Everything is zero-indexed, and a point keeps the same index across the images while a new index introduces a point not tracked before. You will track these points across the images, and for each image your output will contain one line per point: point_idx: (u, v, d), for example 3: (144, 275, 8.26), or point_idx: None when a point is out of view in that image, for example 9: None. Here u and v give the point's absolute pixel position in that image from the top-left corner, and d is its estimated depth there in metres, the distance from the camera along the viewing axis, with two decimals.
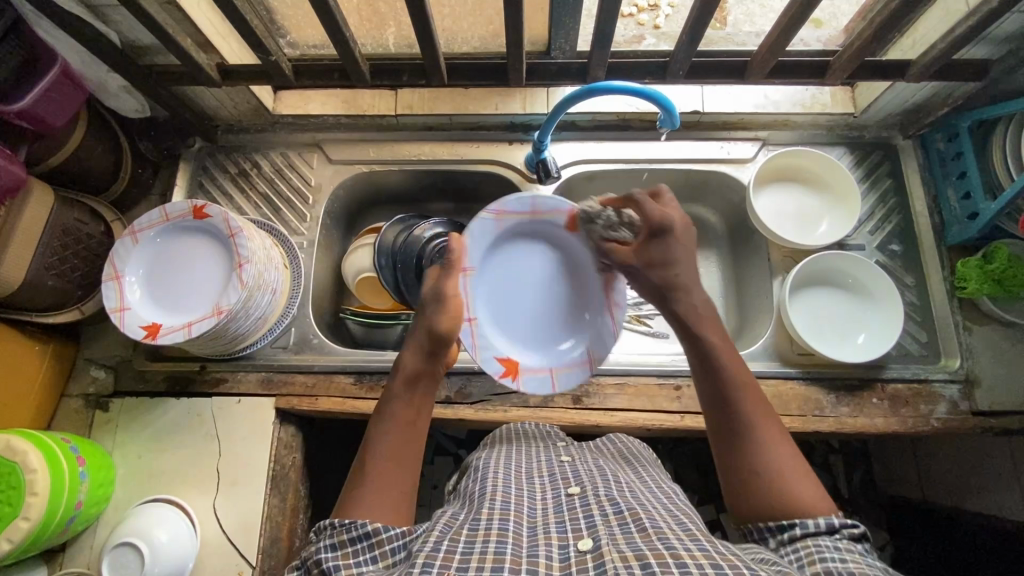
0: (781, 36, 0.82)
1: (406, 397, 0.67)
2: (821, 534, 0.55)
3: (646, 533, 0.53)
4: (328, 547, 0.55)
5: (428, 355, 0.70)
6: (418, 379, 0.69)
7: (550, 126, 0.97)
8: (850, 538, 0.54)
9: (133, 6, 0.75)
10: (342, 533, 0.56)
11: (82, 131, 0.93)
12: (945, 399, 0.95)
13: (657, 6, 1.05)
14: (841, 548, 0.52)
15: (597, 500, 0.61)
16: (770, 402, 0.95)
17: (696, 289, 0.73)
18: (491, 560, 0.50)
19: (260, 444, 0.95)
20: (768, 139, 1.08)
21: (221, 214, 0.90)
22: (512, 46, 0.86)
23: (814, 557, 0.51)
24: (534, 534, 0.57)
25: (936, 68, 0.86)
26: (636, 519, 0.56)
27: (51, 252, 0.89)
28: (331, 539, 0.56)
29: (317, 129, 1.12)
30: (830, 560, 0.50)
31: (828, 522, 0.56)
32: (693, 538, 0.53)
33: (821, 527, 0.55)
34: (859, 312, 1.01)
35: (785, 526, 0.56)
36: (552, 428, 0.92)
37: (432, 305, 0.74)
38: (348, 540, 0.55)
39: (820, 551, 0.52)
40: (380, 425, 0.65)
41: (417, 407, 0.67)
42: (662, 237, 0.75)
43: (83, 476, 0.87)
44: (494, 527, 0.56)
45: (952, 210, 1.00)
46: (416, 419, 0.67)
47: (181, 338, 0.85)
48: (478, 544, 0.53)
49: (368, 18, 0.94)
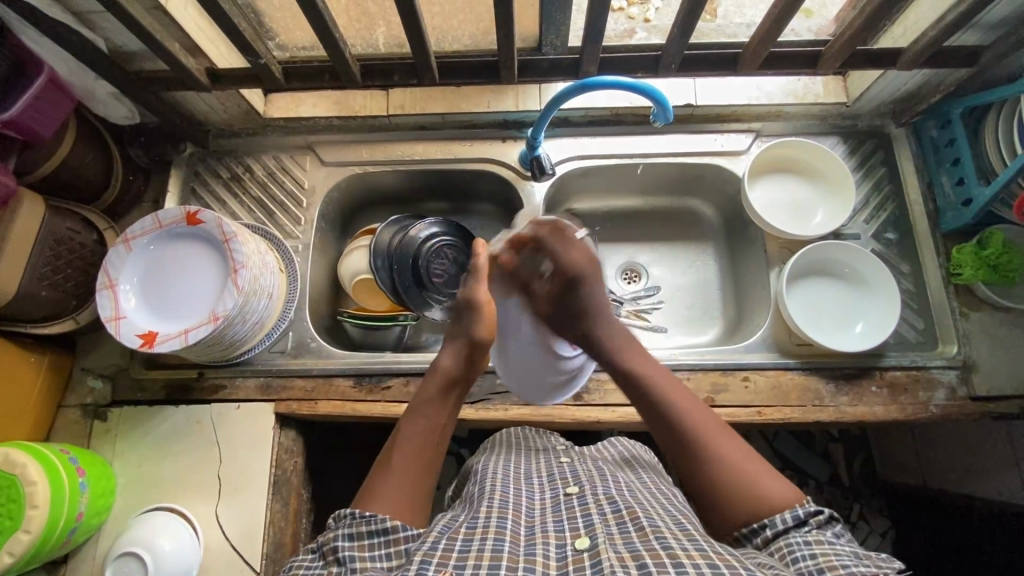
0: (775, 25, 0.81)
1: (437, 399, 0.72)
2: (791, 529, 0.56)
3: (644, 533, 0.53)
4: (346, 536, 0.57)
5: (464, 363, 0.76)
6: (453, 385, 0.74)
7: (544, 121, 0.97)
8: (817, 526, 0.56)
9: (118, 11, 0.74)
10: (360, 525, 0.57)
11: (71, 139, 0.92)
12: (944, 385, 0.95)
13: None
14: (809, 540, 0.53)
15: (595, 500, 0.62)
16: (770, 393, 0.95)
17: (603, 319, 0.84)
18: (488, 559, 0.50)
19: (260, 449, 0.95)
20: (761, 130, 1.08)
21: (215, 219, 0.90)
22: (505, 44, 0.85)
23: (786, 556, 0.53)
24: (532, 533, 0.57)
25: (928, 55, 0.86)
26: (633, 517, 0.56)
27: (44, 261, 0.88)
28: (349, 529, 0.57)
29: (309, 131, 1.11)
30: (800, 555, 0.52)
31: (795, 509, 0.57)
32: (690, 537, 0.53)
33: (789, 522, 0.56)
34: (856, 300, 1.01)
35: (756, 527, 0.58)
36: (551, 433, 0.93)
37: (467, 314, 0.81)
38: (366, 533, 0.57)
39: (790, 548, 0.53)
40: (409, 424, 0.69)
41: (448, 410, 0.72)
42: (574, 283, 0.86)
43: (84, 485, 0.86)
44: (491, 525, 0.56)
45: (946, 196, 1.00)
46: (448, 423, 0.71)
47: (178, 345, 0.85)
48: (474, 542, 0.53)
49: (357, 18, 0.93)
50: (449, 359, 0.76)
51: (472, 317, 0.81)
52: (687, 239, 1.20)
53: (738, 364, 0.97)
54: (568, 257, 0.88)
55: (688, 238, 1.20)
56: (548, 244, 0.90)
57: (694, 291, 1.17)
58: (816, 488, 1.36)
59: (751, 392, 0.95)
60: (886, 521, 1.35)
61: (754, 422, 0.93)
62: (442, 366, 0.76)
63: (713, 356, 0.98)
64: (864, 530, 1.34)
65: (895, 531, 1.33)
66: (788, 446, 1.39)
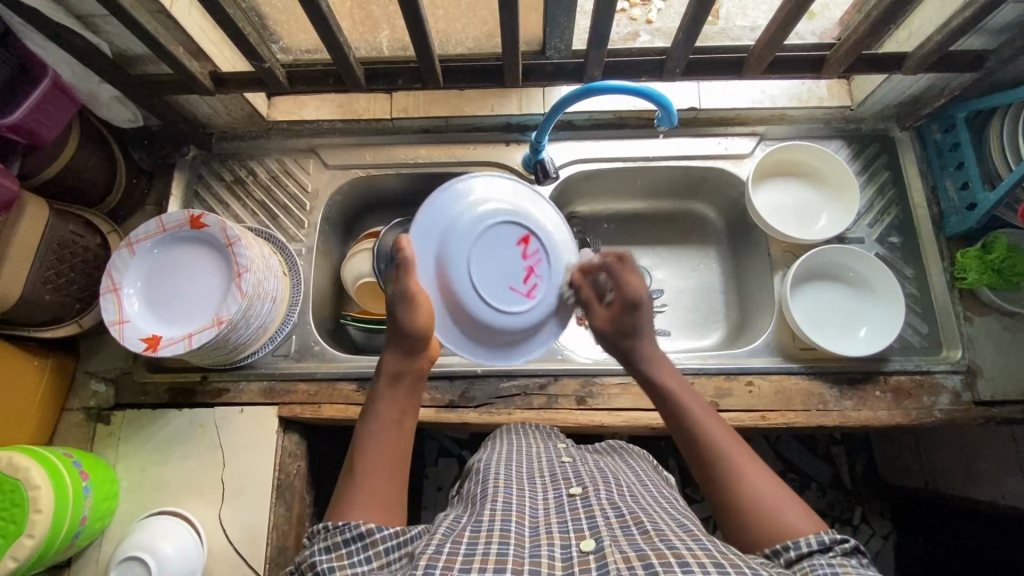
0: (780, 30, 0.81)
1: (387, 399, 0.71)
2: (814, 553, 0.54)
3: (648, 535, 0.54)
4: (322, 550, 0.56)
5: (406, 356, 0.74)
6: (399, 378, 0.73)
7: (548, 125, 0.97)
8: (843, 554, 0.54)
9: (122, 15, 0.74)
10: (336, 536, 0.56)
11: (74, 143, 0.91)
12: (948, 390, 0.95)
13: (649, 2, 1.05)
14: (834, 563, 0.51)
15: (599, 502, 0.62)
16: (774, 397, 0.95)
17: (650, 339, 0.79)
18: (493, 562, 0.50)
19: (264, 452, 0.95)
20: (765, 133, 1.08)
21: (219, 223, 0.90)
22: (509, 47, 0.85)
23: (807, 573, 0.51)
24: (537, 534, 0.57)
25: (933, 60, 0.86)
26: (638, 522, 0.57)
27: (47, 265, 0.88)
28: (325, 543, 0.56)
29: (312, 134, 1.11)
30: (819, 571, 0.50)
31: (819, 535, 0.55)
32: (694, 539, 0.53)
33: (814, 545, 0.54)
34: (860, 304, 1.01)
35: (779, 548, 0.56)
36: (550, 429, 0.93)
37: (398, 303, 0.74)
38: (342, 543, 0.56)
39: (812, 567, 0.51)
40: (367, 427, 0.69)
41: (400, 407, 0.71)
42: (633, 310, 0.78)
43: (87, 490, 0.86)
44: (496, 529, 0.56)
45: (950, 200, 1.00)
46: (402, 417, 0.70)
47: (182, 349, 0.85)
48: (480, 545, 0.53)
49: (361, 21, 0.93)
50: (394, 355, 0.74)
51: (405, 308, 0.73)
52: (690, 242, 1.20)
53: (742, 368, 0.97)
54: (632, 279, 0.79)
55: (691, 242, 1.20)
56: (613, 274, 0.80)
57: (697, 294, 1.17)
58: (818, 490, 1.36)
59: (755, 396, 0.95)
60: (888, 524, 1.35)
61: (758, 426, 0.93)
62: (387, 365, 0.74)
63: (716, 360, 0.98)
64: (866, 533, 1.34)
65: (897, 534, 1.33)
66: (790, 449, 1.39)
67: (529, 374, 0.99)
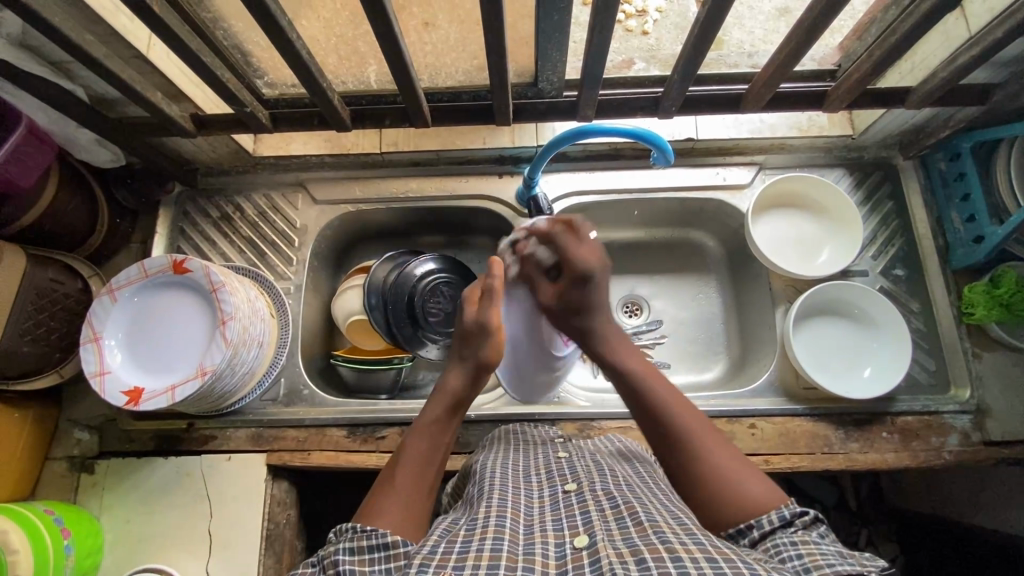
0: (779, 71, 0.79)
1: (442, 419, 0.67)
2: (777, 530, 0.53)
3: (643, 527, 0.50)
4: (346, 551, 0.52)
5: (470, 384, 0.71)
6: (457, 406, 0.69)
7: (542, 161, 0.92)
8: (804, 528, 0.53)
9: (98, 67, 0.71)
10: (362, 538, 0.53)
11: (54, 186, 0.89)
12: (957, 430, 0.92)
13: (645, 13, 1.04)
14: (796, 538, 0.51)
15: (593, 495, 0.58)
16: (778, 440, 0.92)
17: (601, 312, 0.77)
18: (487, 558, 0.47)
19: (253, 503, 0.92)
20: (764, 163, 1.06)
21: (203, 268, 0.86)
22: (499, 85, 0.82)
23: (772, 553, 0.50)
24: (531, 532, 0.53)
25: (937, 96, 0.83)
26: (632, 512, 0.53)
27: (25, 316, 0.85)
28: (349, 543, 0.53)
29: (301, 169, 1.09)
30: (787, 554, 0.49)
31: (780, 509, 0.55)
32: (689, 532, 0.50)
33: (776, 523, 0.53)
34: (864, 341, 0.98)
35: (744, 527, 0.54)
36: (548, 428, 0.88)
37: None
38: (367, 547, 0.52)
39: (778, 547, 0.50)
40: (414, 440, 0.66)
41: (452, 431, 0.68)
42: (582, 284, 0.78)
43: (68, 549, 0.83)
44: (490, 524, 0.53)
45: (957, 232, 0.97)
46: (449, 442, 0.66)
47: (164, 403, 0.82)
48: (473, 543, 0.50)
49: (348, 57, 0.89)
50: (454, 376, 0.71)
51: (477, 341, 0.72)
52: (689, 271, 1.17)
53: (745, 410, 0.94)
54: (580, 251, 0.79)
55: (689, 271, 1.17)
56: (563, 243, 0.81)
57: (696, 325, 1.14)
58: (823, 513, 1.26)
59: (757, 440, 0.92)
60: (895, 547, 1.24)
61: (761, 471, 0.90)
62: (449, 386, 0.71)
63: (717, 402, 0.95)
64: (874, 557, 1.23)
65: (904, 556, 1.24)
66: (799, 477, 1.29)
67: (525, 418, 0.96)
